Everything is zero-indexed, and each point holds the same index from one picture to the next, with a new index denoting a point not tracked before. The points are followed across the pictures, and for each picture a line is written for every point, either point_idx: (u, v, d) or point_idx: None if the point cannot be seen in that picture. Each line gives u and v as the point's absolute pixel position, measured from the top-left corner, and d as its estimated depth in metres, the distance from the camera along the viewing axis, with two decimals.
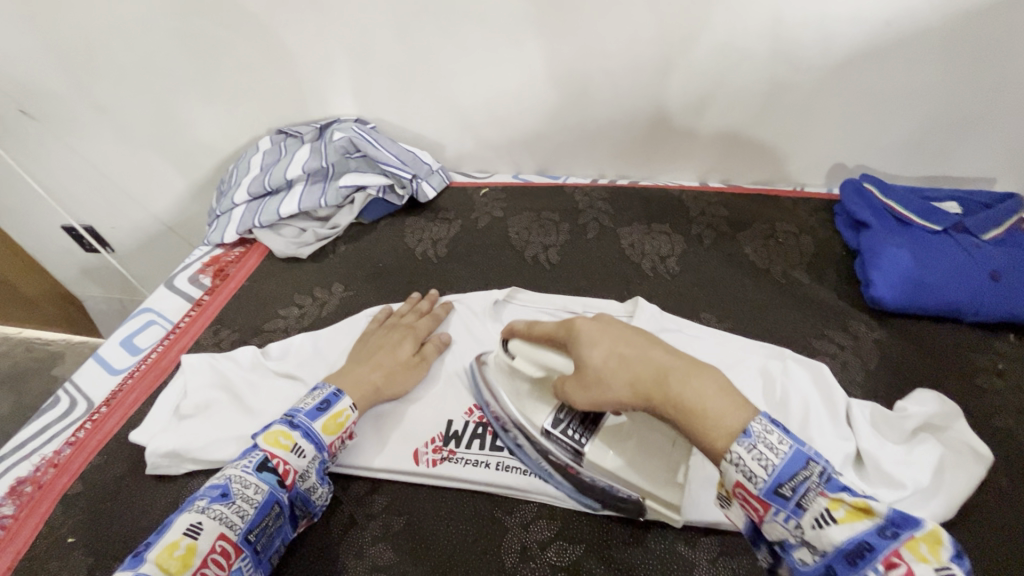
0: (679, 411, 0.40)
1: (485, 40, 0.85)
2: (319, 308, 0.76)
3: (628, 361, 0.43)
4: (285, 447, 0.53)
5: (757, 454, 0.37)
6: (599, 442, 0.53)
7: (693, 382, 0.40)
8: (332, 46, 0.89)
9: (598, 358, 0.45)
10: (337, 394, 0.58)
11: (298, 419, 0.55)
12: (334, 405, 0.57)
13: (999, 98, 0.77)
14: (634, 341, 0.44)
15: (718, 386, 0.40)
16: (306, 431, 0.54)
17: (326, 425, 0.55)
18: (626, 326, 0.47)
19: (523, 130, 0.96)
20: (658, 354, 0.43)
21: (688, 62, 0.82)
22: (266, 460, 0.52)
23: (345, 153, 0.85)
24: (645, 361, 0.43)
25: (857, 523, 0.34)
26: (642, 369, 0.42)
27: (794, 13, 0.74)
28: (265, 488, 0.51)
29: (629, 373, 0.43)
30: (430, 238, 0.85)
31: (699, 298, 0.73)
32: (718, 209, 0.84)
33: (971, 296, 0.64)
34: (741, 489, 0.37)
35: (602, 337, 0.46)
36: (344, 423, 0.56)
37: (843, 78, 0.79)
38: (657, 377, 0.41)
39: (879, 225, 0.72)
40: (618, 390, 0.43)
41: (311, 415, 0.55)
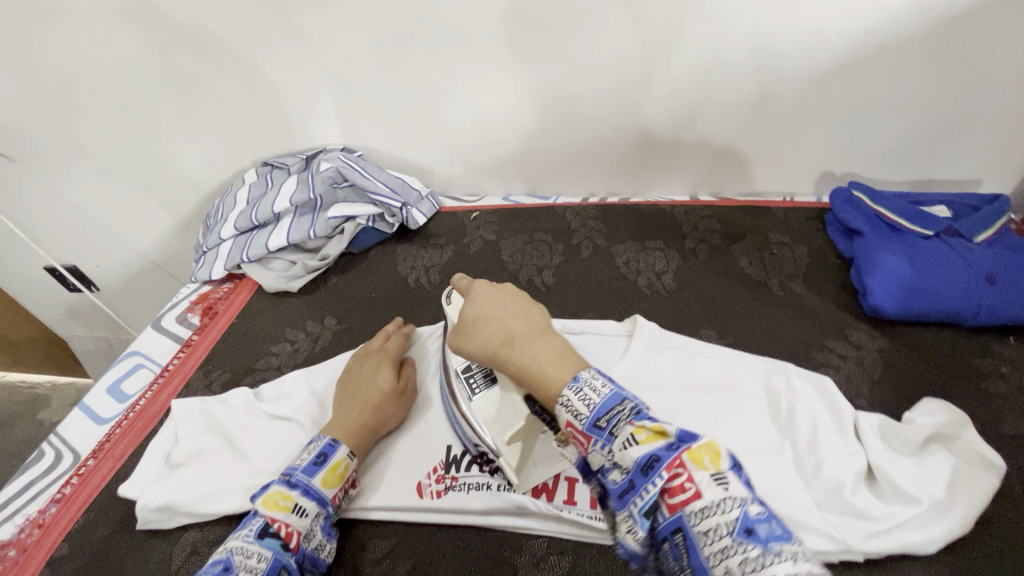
0: (514, 364, 0.49)
1: (469, 65, 0.85)
2: (312, 343, 0.74)
3: (490, 321, 0.52)
4: (286, 508, 0.52)
5: (583, 396, 0.42)
6: (485, 395, 0.57)
7: (531, 345, 0.49)
8: (317, 77, 0.89)
9: (472, 317, 0.53)
10: (332, 444, 0.56)
11: (296, 477, 0.54)
12: (331, 456, 0.55)
13: (980, 101, 0.78)
14: (508, 308, 0.53)
15: (554, 352, 0.48)
16: (305, 488, 0.53)
17: (326, 479, 0.54)
18: (511, 296, 0.54)
19: (511, 151, 0.96)
20: (517, 321, 0.51)
21: (672, 79, 0.82)
22: (267, 526, 0.50)
23: (333, 183, 0.85)
24: (502, 325, 0.51)
25: (653, 440, 0.38)
26: (500, 331, 0.51)
27: (775, 27, 0.74)
28: (268, 555, 0.48)
29: (488, 333, 0.52)
30: (422, 264, 0.84)
31: (697, 314, 0.72)
32: (710, 223, 0.84)
33: (970, 300, 0.63)
34: (571, 427, 0.42)
35: (483, 300, 0.54)
36: (344, 473, 0.55)
37: (826, 88, 0.80)
38: (507, 339, 0.50)
39: (871, 233, 0.72)
40: (474, 345, 0.52)
41: (309, 471, 0.54)
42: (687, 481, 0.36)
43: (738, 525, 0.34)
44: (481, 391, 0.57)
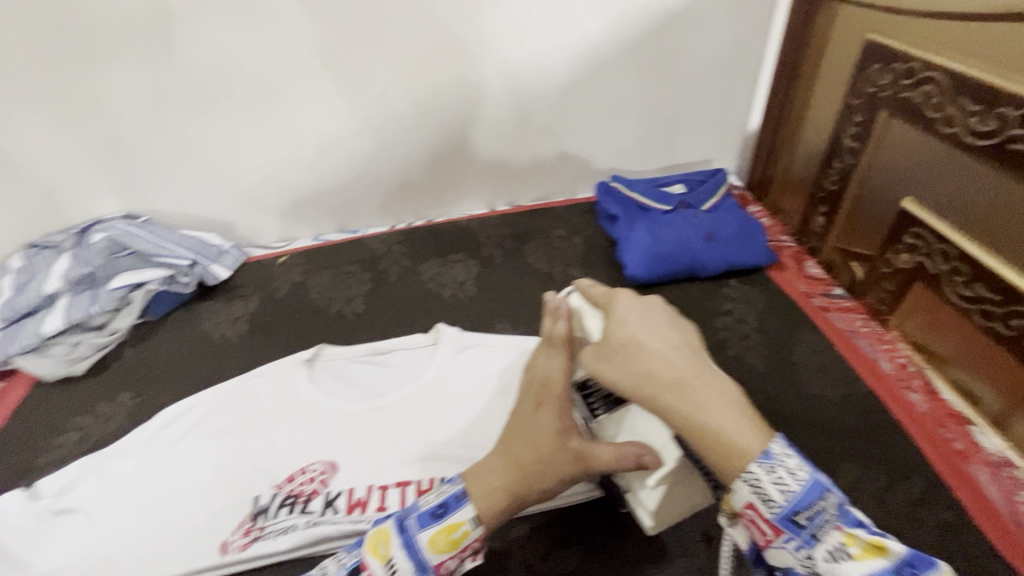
0: (675, 411, 0.45)
1: (241, 116, 0.86)
2: (104, 424, 0.69)
3: (649, 357, 0.48)
4: (382, 558, 0.44)
5: (777, 482, 0.40)
6: (611, 416, 0.54)
7: (703, 392, 0.45)
8: (76, 147, 0.84)
9: (628, 345, 0.49)
10: (460, 499, 0.46)
11: (406, 521, 0.45)
12: (450, 513, 0.45)
13: (687, 98, 0.96)
14: (671, 339, 0.49)
15: (727, 402, 0.44)
16: (410, 543, 0.44)
17: (434, 539, 0.44)
18: (662, 323, 0.51)
19: (309, 192, 0.97)
20: (678, 358, 0.48)
21: (440, 106, 0.90)
22: (359, 568, 0.44)
23: (112, 253, 0.80)
24: (664, 362, 0.47)
25: (869, 558, 0.38)
26: (663, 368, 0.47)
27: (513, 53, 0.86)
28: None
29: (649, 369, 0.47)
30: (228, 318, 0.82)
31: (496, 313, 0.79)
32: (502, 230, 0.93)
33: (697, 256, 0.78)
34: (753, 507, 0.41)
35: (638, 324, 0.51)
36: (459, 542, 0.44)
37: (571, 99, 0.92)
38: (671, 382, 0.46)
39: (625, 216, 0.85)
40: (631, 384, 0.48)
41: (421, 523, 0.45)
42: None
43: None
44: (605, 412, 0.54)
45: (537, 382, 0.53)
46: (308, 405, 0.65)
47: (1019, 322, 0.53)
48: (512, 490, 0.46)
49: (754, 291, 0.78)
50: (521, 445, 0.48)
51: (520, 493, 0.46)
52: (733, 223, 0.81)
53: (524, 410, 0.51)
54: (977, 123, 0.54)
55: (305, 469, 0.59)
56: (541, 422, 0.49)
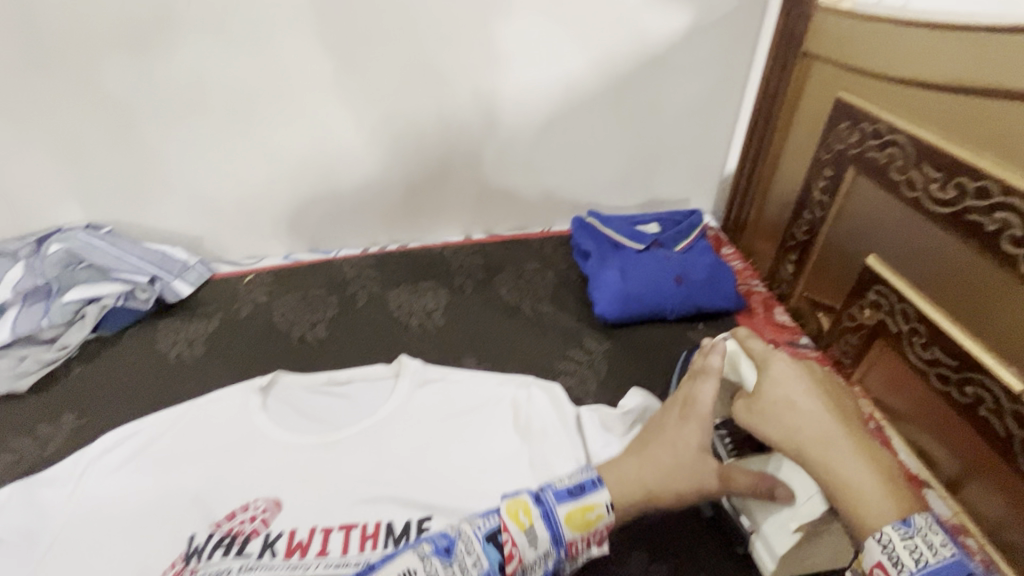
0: (821, 471, 0.46)
1: (214, 131, 0.85)
2: (40, 447, 0.66)
3: (803, 414, 0.49)
4: (521, 524, 0.47)
5: (912, 545, 0.40)
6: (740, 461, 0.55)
7: (853, 457, 0.46)
8: (42, 155, 0.83)
9: (775, 400, 0.50)
10: (594, 483, 0.51)
11: (545, 494, 0.49)
12: (587, 494, 0.50)
13: (665, 138, 0.96)
14: (830, 399, 0.49)
15: (874, 471, 0.45)
16: (550, 514, 0.48)
17: (571, 515, 0.49)
18: (824, 382, 0.51)
19: (279, 210, 0.96)
20: (831, 418, 0.48)
21: (419, 133, 0.89)
22: (498, 531, 0.47)
23: (67, 265, 0.79)
24: (817, 420, 0.48)
25: None
26: (810, 428, 0.48)
27: (492, 86, 0.86)
28: (485, 565, 0.45)
29: (794, 424, 0.48)
30: (185, 338, 0.80)
31: (461, 346, 0.78)
32: (476, 259, 0.92)
33: (667, 299, 0.78)
34: (881, 568, 0.41)
35: (792, 381, 0.51)
36: (592, 522, 0.49)
37: (552, 133, 0.92)
38: (816, 439, 0.47)
39: (598, 253, 0.85)
40: (774, 435, 0.49)
41: (560, 498, 0.49)
42: None
43: None
44: (736, 454, 0.55)
45: (678, 399, 0.55)
46: (256, 436, 0.63)
47: (973, 389, 0.53)
48: (650, 490, 0.51)
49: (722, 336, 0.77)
50: (660, 448, 0.52)
51: (655, 494, 0.51)
52: (704, 266, 0.81)
53: (668, 421, 0.54)
54: (938, 191, 0.55)
55: (246, 506, 0.57)
56: (681, 434, 0.52)
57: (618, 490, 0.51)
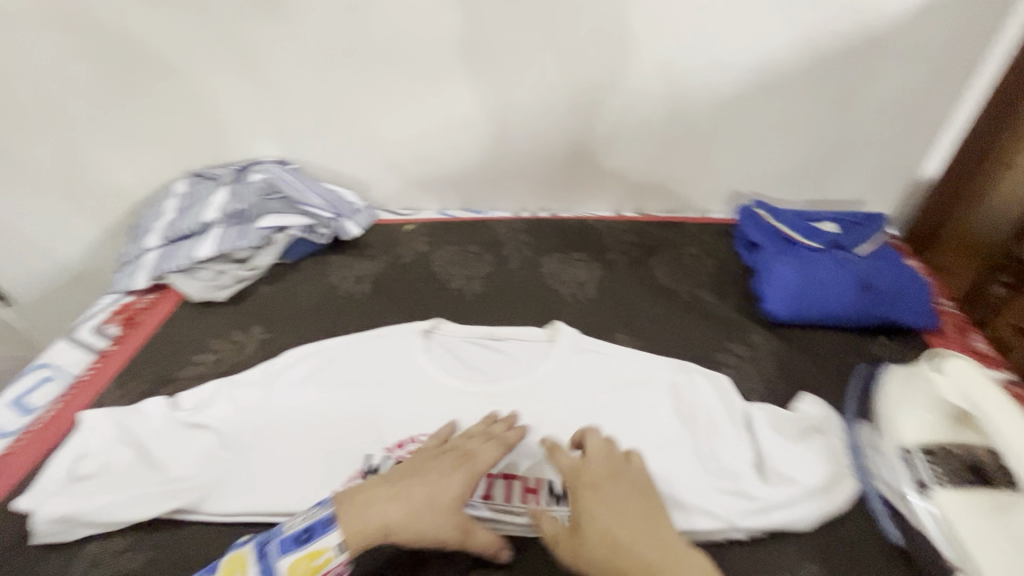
0: None
1: (399, 82, 0.88)
2: (236, 352, 0.75)
3: (622, 547, 0.46)
4: None
5: None
6: (951, 492, 0.50)
7: None
8: (252, 92, 0.91)
9: (593, 536, 0.47)
10: (328, 525, 0.50)
11: (268, 547, 0.50)
12: (314, 540, 0.49)
13: (859, 131, 0.88)
14: (632, 519, 0.48)
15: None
16: (267, 567, 0.49)
17: (296, 565, 0.48)
18: (629, 491, 0.51)
19: (443, 166, 0.99)
20: (648, 544, 0.46)
21: (591, 101, 0.88)
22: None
23: (265, 195, 0.86)
24: (634, 551, 0.46)
25: None
26: (626, 559, 0.45)
27: (678, 59, 0.82)
28: None
29: (610, 562, 0.46)
30: (354, 275, 0.86)
31: (614, 322, 0.77)
32: (630, 236, 0.90)
33: (846, 305, 0.72)
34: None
35: (603, 509, 0.49)
36: (320, 566, 0.49)
37: (732, 113, 0.87)
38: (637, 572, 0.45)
39: (769, 246, 0.80)
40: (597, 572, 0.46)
41: (282, 547, 0.49)
42: None
43: None
44: (949, 483, 0.50)
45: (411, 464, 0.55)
46: (419, 375, 0.66)
47: None
48: (387, 527, 0.50)
49: (905, 357, 0.71)
50: (393, 496, 0.51)
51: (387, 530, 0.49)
52: (892, 275, 0.74)
53: (421, 469, 0.53)
54: None
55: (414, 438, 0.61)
56: (433, 481, 0.52)
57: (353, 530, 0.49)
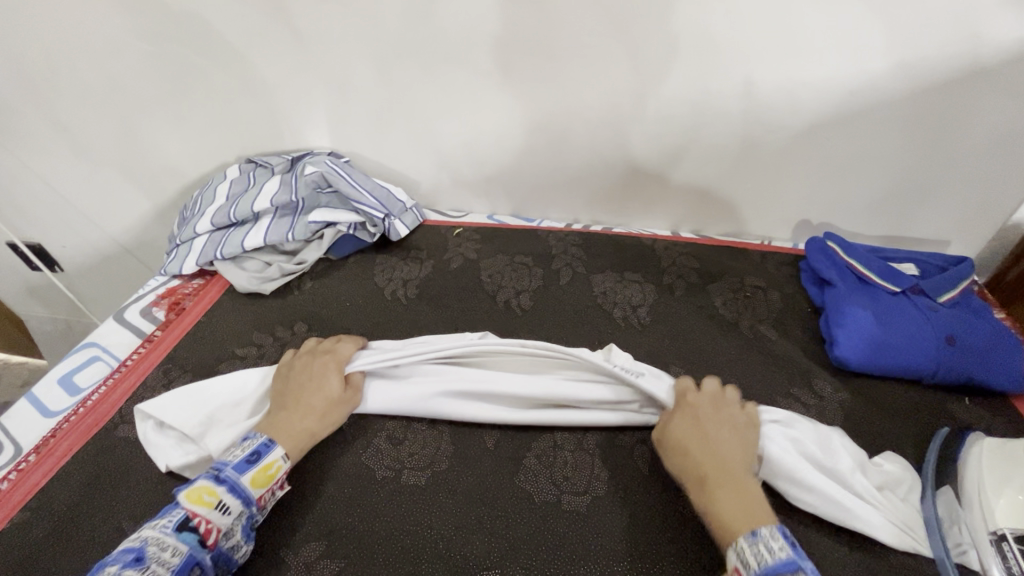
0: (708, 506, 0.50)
1: (462, 85, 0.86)
2: (279, 348, 0.74)
3: (712, 453, 0.53)
4: (207, 504, 0.50)
5: (756, 551, 0.45)
6: None
7: (726, 492, 0.50)
8: (311, 81, 0.89)
9: (671, 439, 0.57)
10: (268, 445, 0.56)
11: (224, 472, 0.53)
12: (265, 456, 0.55)
13: (951, 169, 0.81)
14: (706, 432, 0.56)
15: (740, 503, 0.49)
16: (231, 485, 0.52)
17: (256, 477, 0.53)
18: (722, 419, 0.57)
19: (499, 169, 0.96)
20: (727, 459, 0.53)
21: (662, 116, 0.83)
22: (187, 519, 0.49)
23: (317, 188, 0.84)
24: (715, 456, 0.53)
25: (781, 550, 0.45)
26: (693, 462, 0.54)
27: (762, 79, 0.77)
28: (184, 550, 0.47)
29: (682, 462, 0.55)
30: (400, 277, 0.84)
31: (669, 351, 0.73)
32: (689, 259, 0.85)
33: (928, 360, 0.66)
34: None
35: (697, 427, 0.56)
36: (275, 475, 0.55)
37: (812, 139, 0.82)
38: (693, 475, 0.53)
39: (843, 284, 0.74)
40: (675, 468, 0.55)
41: (239, 469, 0.53)
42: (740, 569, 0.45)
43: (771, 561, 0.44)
44: None
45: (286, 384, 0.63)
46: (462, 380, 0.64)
47: None
48: (314, 433, 0.59)
49: (989, 421, 0.66)
50: (300, 413, 0.60)
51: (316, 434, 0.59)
52: (980, 329, 0.68)
53: (294, 390, 0.62)
54: None
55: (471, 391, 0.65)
56: (316, 386, 0.62)
57: (292, 448, 0.57)
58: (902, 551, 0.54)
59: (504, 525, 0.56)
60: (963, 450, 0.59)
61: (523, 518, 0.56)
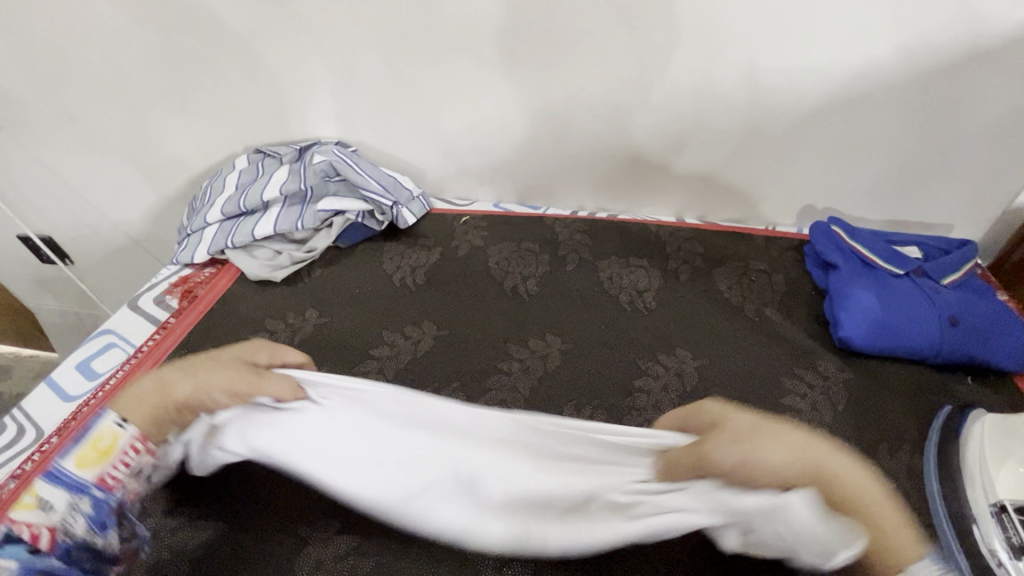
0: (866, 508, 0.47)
1: (467, 73, 0.86)
2: (291, 334, 0.76)
3: (791, 447, 0.48)
4: (30, 504, 0.55)
5: None
6: None
7: (861, 480, 0.49)
8: (317, 72, 0.90)
9: (735, 458, 0.47)
10: (108, 420, 0.61)
11: (58, 470, 0.58)
12: (94, 433, 0.60)
13: (954, 152, 0.82)
14: (755, 439, 0.49)
15: (892, 515, 0.49)
16: (60, 475, 0.57)
17: (85, 460, 0.58)
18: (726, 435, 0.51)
19: (504, 157, 0.97)
20: (802, 445, 0.49)
21: (665, 103, 0.84)
22: (9, 529, 0.52)
23: (325, 176, 0.85)
24: (791, 448, 0.48)
25: None
26: (789, 454, 0.47)
27: (766, 64, 0.77)
28: (10, 561, 0.50)
29: (780, 454, 0.47)
30: (408, 265, 0.85)
31: (675, 334, 0.74)
32: (694, 245, 0.86)
33: (931, 340, 0.67)
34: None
35: (739, 437, 0.49)
36: (106, 447, 0.59)
37: (815, 124, 0.82)
38: (806, 466, 0.47)
39: (846, 267, 0.75)
40: (766, 474, 0.46)
41: (68, 457, 0.59)
42: None
43: None
44: None
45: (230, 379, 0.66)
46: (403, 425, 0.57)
47: None
48: (167, 387, 0.61)
49: (992, 400, 0.67)
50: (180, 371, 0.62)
51: (167, 385, 0.61)
52: (982, 310, 0.69)
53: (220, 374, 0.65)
54: None
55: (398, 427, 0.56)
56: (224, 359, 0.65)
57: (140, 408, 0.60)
58: None
59: None
60: (964, 427, 0.62)
61: None
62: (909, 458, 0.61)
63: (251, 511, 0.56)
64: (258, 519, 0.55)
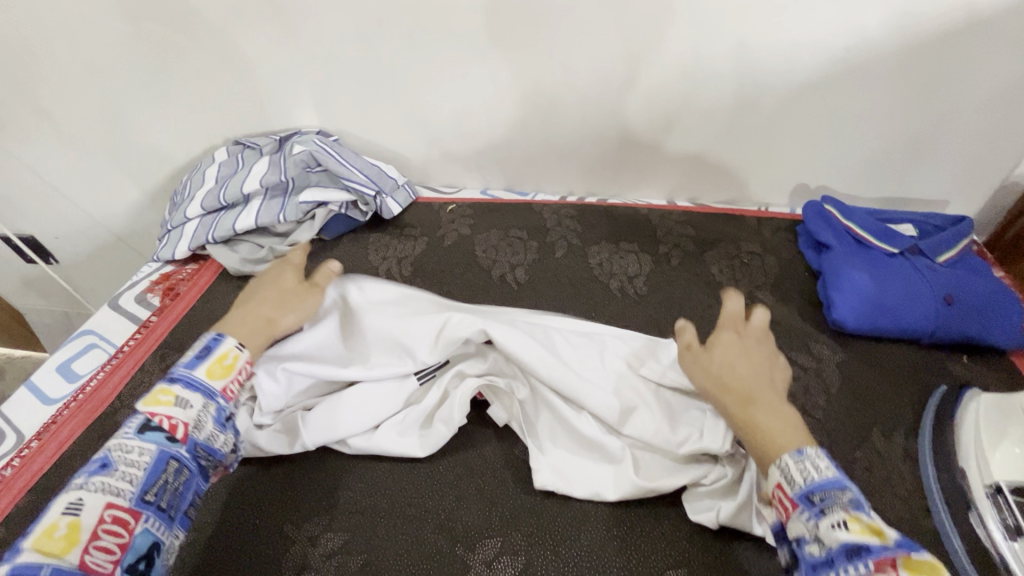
0: (747, 420, 0.49)
1: (449, 57, 0.84)
2: None
3: (738, 369, 0.52)
4: (167, 401, 0.51)
5: (803, 467, 0.43)
6: None
7: (771, 411, 0.48)
8: (293, 58, 0.87)
9: (716, 356, 0.53)
10: (218, 339, 0.56)
11: (176, 373, 0.53)
12: (215, 349, 0.55)
13: (950, 126, 0.80)
14: (733, 356, 0.53)
15: (788, 431, 0.47)
16: (190, 381, 0.52)
17: (211, 370, 0.54)
18: (743, 344, 0.54)
19: (490, 143, 0.95)
20: (761, 379, 0.51)
21: (653, 82, 0.82)
22: (149, 419, 0.50)
23: (306, 167, 0.83)
24: (745, 377, 0.51)
25: (867, 534, 0.38)
26: (743, 381, 0.51)
27: (755, 38, 0.75)
28: (152, 448, 0.48)
29: (730, 377, 0.51)
30: (394, 255, 0.83)
31: (666, 320, 0.73)
32: (685, 228, 0.84)
33: (925, 320, 0.66)
34: (779, 488, 0.44)
35: (735, 345, 0.54)
36: (232, 365, 0.55)
37: (806, 100, 0.80)
38: (745, 391, 0.50)
39: (840, 247, 0.73)
40: (712, 378, 0.52)
41: (191, 366, 0.53)
42: (783, 500, 0.43)
43: (801, 490, 0.42)
44: None
45: (249, 291, 0.66)
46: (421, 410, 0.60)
47: None
48: (271, 322, 0.61)
49: (988, 379, 0.66)
50: (255, 306, 0.62)
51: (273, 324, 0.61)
52: (977, 287, 0.68)
53: (256, 293, 0.64)
54: None
55: (412, 407, 0.61)
56: (277, 285, 0.65)
57: (247, 339, 0.59)
58: (897, 506, 0.55)
59: (504, 493, 0.56)
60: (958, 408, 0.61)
61: (522, 489, 0.57)
62: (903, 441, 0.60)
63: (239, 514, 0.56)
64: (244, 521, 0.55)
